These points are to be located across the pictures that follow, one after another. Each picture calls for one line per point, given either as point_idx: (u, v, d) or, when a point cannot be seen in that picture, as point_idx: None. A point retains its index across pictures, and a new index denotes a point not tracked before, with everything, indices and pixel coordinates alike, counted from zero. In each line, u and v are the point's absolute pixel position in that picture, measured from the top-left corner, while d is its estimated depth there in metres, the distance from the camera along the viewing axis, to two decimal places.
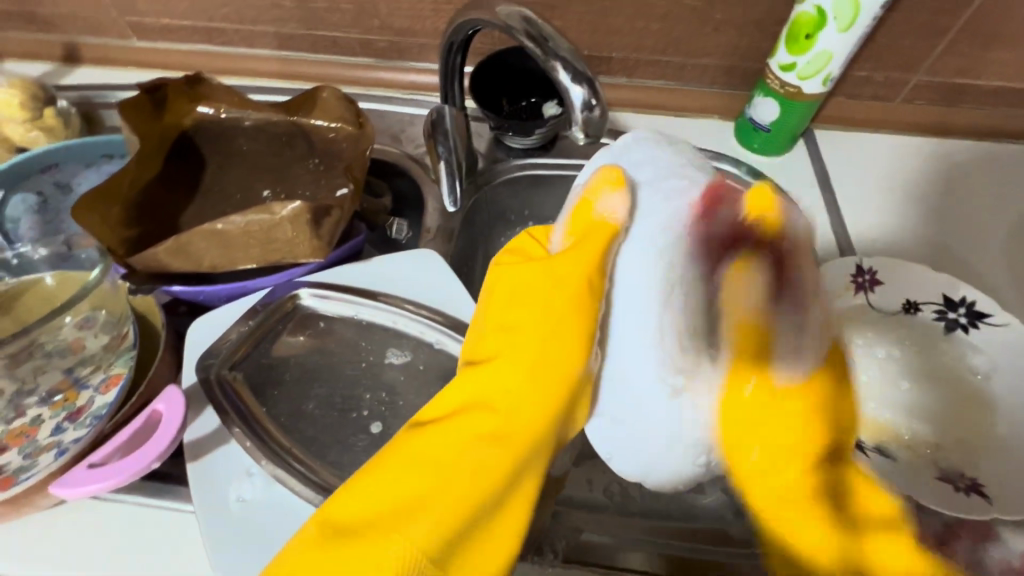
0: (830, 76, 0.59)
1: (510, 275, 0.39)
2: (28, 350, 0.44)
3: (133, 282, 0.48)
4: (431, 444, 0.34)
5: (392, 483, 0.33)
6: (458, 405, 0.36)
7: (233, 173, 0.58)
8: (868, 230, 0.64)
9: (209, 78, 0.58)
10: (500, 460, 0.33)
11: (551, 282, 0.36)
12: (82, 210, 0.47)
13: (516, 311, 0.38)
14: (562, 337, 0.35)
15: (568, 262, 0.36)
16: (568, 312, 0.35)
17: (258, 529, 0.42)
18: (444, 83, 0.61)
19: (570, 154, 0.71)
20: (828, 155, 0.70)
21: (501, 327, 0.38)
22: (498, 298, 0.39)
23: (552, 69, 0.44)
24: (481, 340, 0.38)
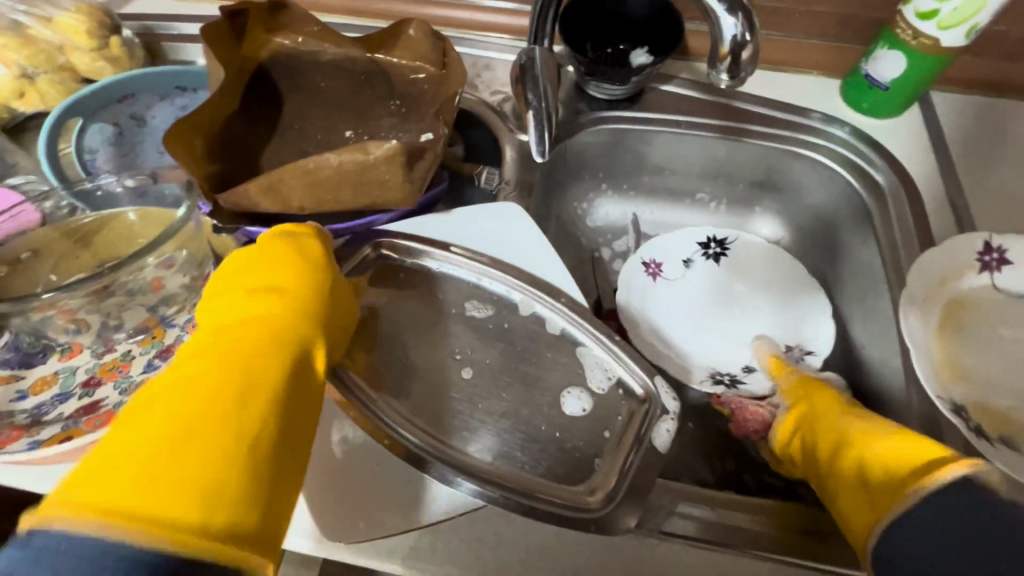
0: (976, 26, 0.52)
1: (252, 260, 0.42)
2: (112, 286, 0.43)
3: (218, 220, 0.46)
4: (171, 391, 0.32)
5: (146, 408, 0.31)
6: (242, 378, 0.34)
7: (312, 112, 0.55)
8: (989, 204, 0.58)
9: (291, 5, 0.54)
10: (205, 437, 0.29)
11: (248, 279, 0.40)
12: (171, 141, 0.45)
13: (259, 303, 0.39)
14: (261, 313, 0.38)
15: (240, 271, 0.41)
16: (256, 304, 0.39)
17: (353, 477, 0.41)
18: (537, 18, 0.57)
19: (658, 109, 0.66)
20: (946, 120, 0.63)
21: (247, 315, 0.38)
22: (216, 297, 0.40)
23: None
24: (212, 308, 0.39)
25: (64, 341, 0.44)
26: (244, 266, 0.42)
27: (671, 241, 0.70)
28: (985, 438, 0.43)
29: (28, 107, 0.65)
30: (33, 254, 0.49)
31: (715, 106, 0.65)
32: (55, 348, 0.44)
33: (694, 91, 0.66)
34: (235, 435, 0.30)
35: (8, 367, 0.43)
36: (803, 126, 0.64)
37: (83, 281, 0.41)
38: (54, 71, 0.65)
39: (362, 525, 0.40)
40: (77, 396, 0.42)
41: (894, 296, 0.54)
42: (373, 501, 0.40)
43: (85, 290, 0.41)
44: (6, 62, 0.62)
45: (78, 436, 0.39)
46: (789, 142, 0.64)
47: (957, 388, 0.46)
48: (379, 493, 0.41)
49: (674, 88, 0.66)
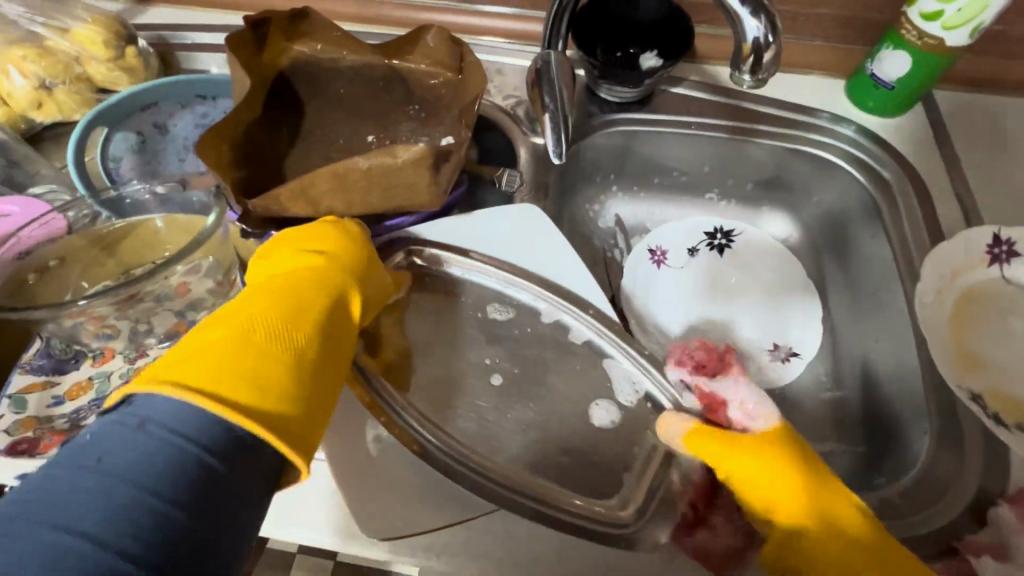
0: (980, 26, 0.54)
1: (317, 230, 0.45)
2: (140, 294, 0.44)
3: (248, 226, 0.46)
4: (239, 309, 0.36)
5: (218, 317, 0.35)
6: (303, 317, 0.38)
7: (332, 117, 0.56)
8: (994, 199, 0.60)
9: (312, 13, 0.55)
10: (258, 343, 0.33)
11: (292, 243, 0.43)
12: (202, 146, 0.47)
13: (318, 260, 0.42)
14: (304, 269, 0.41)
15: (284, 236, 0.44)
16: (299, 263, 0.41)
17: (391, 476, 0.42)
18: (552, 23, 0.58)
19: (668, 110, 0.67)
20: (950, 118, 0.64)
21: (314, 264, 0.41)
22: (263, 258, 0.43)
23: None
24: (259, 266, 0.42)
25: (96, 347, 0.45)
26: (287, 233, 0.44)
27: (674, 233, 0.72)
28: (1003, 425, 0.45)
29: (46, 117, 0.66)
30: (61, 261, 0.49)
31: (725, 107, 0.67)
32: (88, 354, 0.45)
33: (705, 93, 0.68)
34: (280, 364, 0.33)
35: (42, 373, 0.44)
36: (813, 126, 0.65)
37: (115, 289, 0.42)
38: (71, 81, 0.65)
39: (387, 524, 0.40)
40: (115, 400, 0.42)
41: (907, 289, 0.56)
42: (412, 500, 0.41)
43: (113, 298, 0.42)
44: (24, 73, 0.63)
45: None
46: (797, 142, 0.65)
47: (972, 378, 0.48)
48: (418, 492, 0.42)
49: (683, 90, 0.68)
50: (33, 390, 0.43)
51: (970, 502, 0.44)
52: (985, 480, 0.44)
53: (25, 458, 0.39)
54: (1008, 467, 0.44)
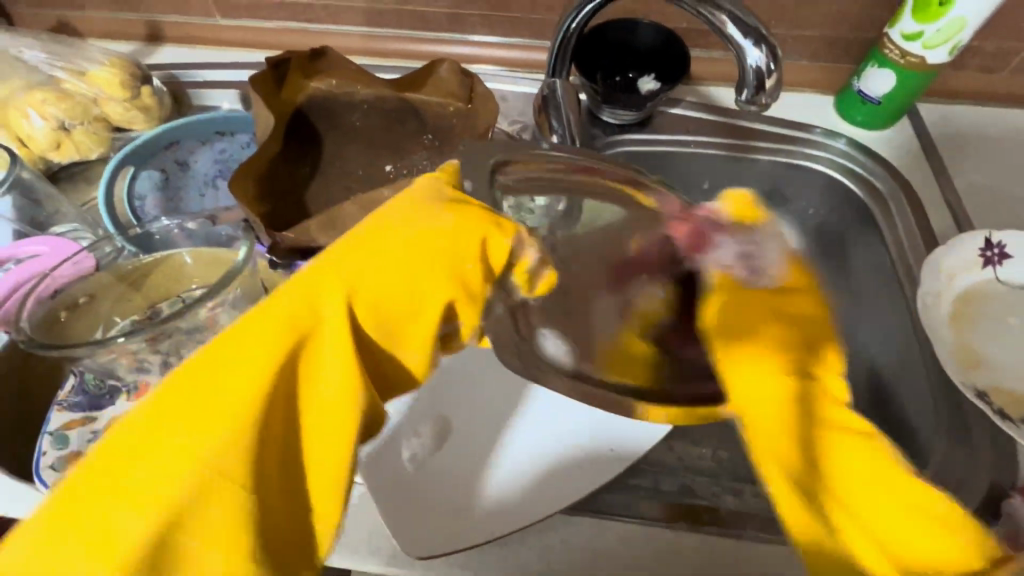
0: (959, 44, 0.57)
1: (400, 214, 0.31)
2: (168, 329, 0.43)
3: (275, 256, 0.48)
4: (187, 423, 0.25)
5: (166, 425, 0.24)
6: (309, 406, 0.28)
7: (349, 149, 0.58)
8: (979, 206, 0.63)
9: (329, 52, 0.57)
10: (229, 529, 0.25)
11: (301, 312, 0.28)
12: (237, 180, 0.49)
13: (423, 303, 0.30)
14: (302, 379, 0.28)
15: (298, 293, 0.28)
16: (300, 359, 0.28)
17: (430, 489, 0.43)
18: (556, 53, 0.61)
19: (667, 131, 0.70)
20: (934, 129, 0.68)
21: (378, 296, 0.29)
22: (248, 325, 0.27)
23: (721, 24, 0.40)
24: (240, 337, 0.27)
25: (131, 381, 0.45)
26: (305, 284, 0.29)
27: None
28: (1010, 420, 0.47)
29: (64, 156, 0.67)
30: (90, 297, 0.50)
31: (723, 126, 0.70)
32: (122, 389, 0.45)
33: (702, 113, 0.71)
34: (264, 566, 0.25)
35: (80, 410, 0.44)
36: (808, 142, 0.68)
37: (146, 327, 0.41)
38: (89, 122, 0.67)
39: (420, 541, 0.41)
40: None
41: (908, 293, 0.58)
42: (449, 513, 0.42)
43: (146, 334, 0.42)
44: (44, 115, 0.64)
45: None
46: (793, 158, 0.68)
47: (975, 376, 0.50)
48: (454, 504, 0.43)
49: (681, 110, 0.71)
50: (73, 426, 0.43)
51: (983, 498, 0.46)
52: (997, 474, 0.46)
53: None
54: (1018, 462, 0.46)
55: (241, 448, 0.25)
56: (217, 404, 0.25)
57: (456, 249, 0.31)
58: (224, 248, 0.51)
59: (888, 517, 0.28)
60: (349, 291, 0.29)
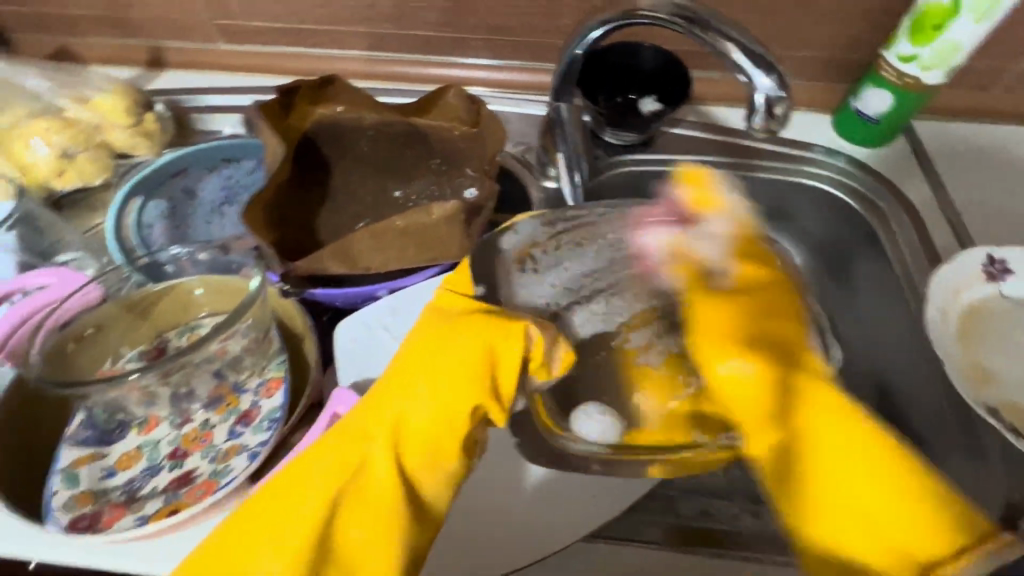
0: (953, 66, 0.59)
1: (423, 343, 0.39)
2: (178, 364, 0.42)
3: (288, 285, 0.49)
4: (274, 522, 0.34)
5: (250, 527, 0.34)
6: (358, 515, 0.35)
7: (359, 177, 0.59)
8: (978, 221, 0.64)
9: (338, 80, 0.57)
10: None
11: (360, 438, 0.36)
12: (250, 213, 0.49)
13: (446, 434, 0.37)
14: (352, 498, 0.35)
15: (358, 420, 0.37)
16: (352, 480, 0.35)
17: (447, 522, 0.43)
18: (563, 78, 0.61)
19: (668, 150, 0.71)
20: (930, 146, 0.70)
21: (411, 429, 0.36)
22: (321, 448, 0.37)
23: (728, 53, 0.42)
24: (311, 459, 0.36)
25: (140, 415, 0.44)
26: (367, 410, 0.38)
27: None
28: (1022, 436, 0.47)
29: (67, 183, 0.66)
30: (98, 329, 0.49)
31: (723, 146, 0.71)
32: (132, 423, 0.44)
33: (703, 132, 0.72)
34: None
35: (90, 446, 0.43)
36: (808, 160, 0.69)
37: (156, 363, 0.40)
38: (92, 149, 0.66)
39: (441, 562, 0.42)
40: (166, 469, 0.42)
41: (913, 308, 0.59)
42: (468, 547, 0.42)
43: (158, 371, 0.41)
44: (48, 144, 0.64)
45: (184, 509, 0.39)
46: (795, 175, 0.69)
47: (986, 392, 0.50)
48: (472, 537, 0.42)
49: (682, 130, 0.72)
50: (83, 464, 0.42)
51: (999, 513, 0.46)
52: None
53: (88, 534, 0.38)
54: None
55: (297, 557, 0.33)
56: (286, 514, 0.34)
57: (461, 379, 0.37)
58: (237, 278, 0.50)
59: (864, 506, 0.35)
60: (389, 422, 0.36)
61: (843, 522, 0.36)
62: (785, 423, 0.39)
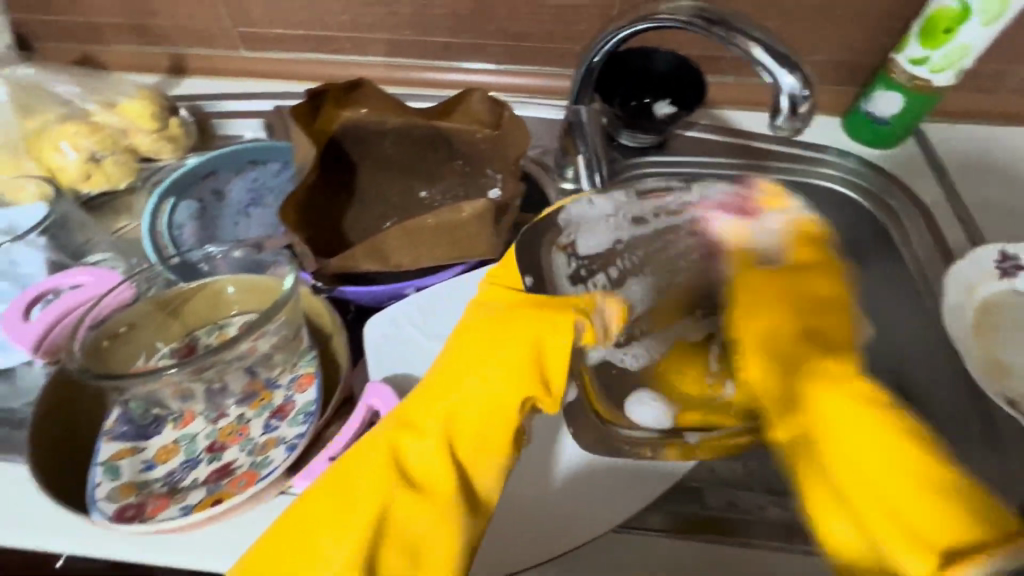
0: (963, 68, 0.61)
1: (469, 334, 0.42)
2: (211, 361, 0.43)
3: (321, 282, 0.50)
4: (330, 505, 0.36)
5: (316, 514, 0.35)
6: (410, 509, 0.36)
7: (384, 179, 0.60)
8: (989, 221, 0.66)
9: (364, 84, 0.59)
10: None
11: (421, 420, 0.38)
12: (287, 213, 0.51)
13: (497, 423, 0.38)
14: (413, 491, 0.36)
15: (417, 405, 0.39)
16: (416, 471, 0.37)
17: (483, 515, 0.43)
18: (581, 84, 0.62)
19: (684, 152, 0.72)
20: (940, 148, 0.71)
21: (468, 424, 0.38)
22: (380, 434, 0.38)
23: (753, 53, 0.43)
24: (371, 446, 0.38)
25: (176, 410, 0.45)
26: (427, 392, 0.40)
27: None
28: None
29: (94, 187, 0.68)
30: (132, 327, 0.50)
31: (737, 148, 0.72)
32: (168, 417, 0.45)
33: (717, 134, 0.73)
34: None
35: (127, 439, 0.44)
36: (820, 161, 0.70)
37: (193, 358, 0.41)
38: (119, 153, 0.67)
39: (481, 551, 0.42)
40: (205, 462, 0.43)
41: (928, 305, 0.60)
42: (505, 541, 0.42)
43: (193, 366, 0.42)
44: (76, 147, 0.65)
45: (226, 499, 0.40)
46: (809, 176, 0.70)
47: (1004, 385, 0.52)
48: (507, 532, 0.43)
49: (696, 133, 0.73)
50: (123, 456, 0.43)
51: None
52: None
53: (135, 523, 0.39)
54: None
55: (353, 543, 0.34)
56: (346, 500, 0.36)
57: (512, 367, 0.39)
58: (267, 276, 0.51)
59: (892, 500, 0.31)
60: (447, 406, 0.39)
61: (858, 515, 0.32)
62: (854, 418, 0.35)
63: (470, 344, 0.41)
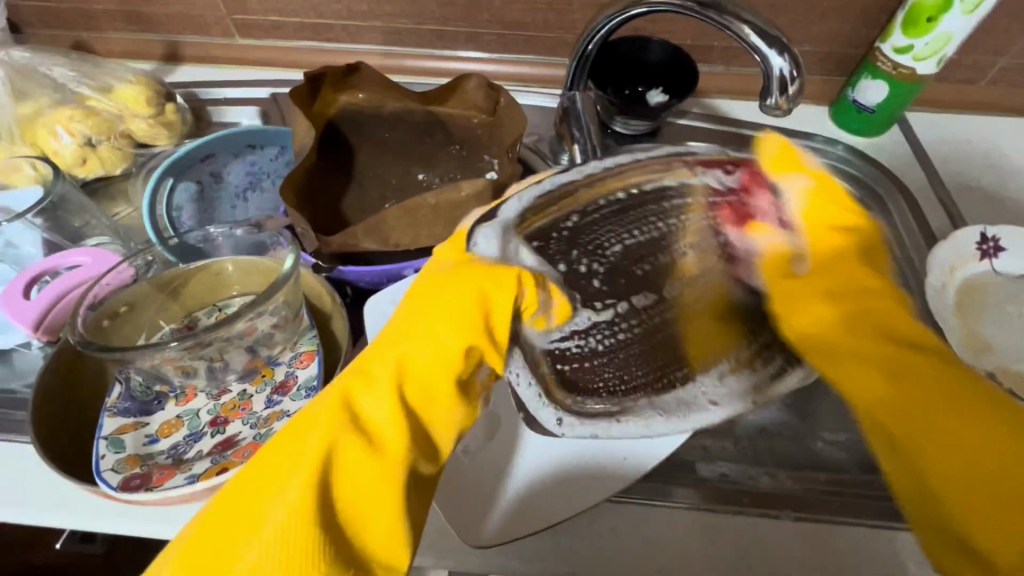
0: (945, 57, 0.62)
1: (426, 286, 0.37)
2: (209, 338, 0.43)
3: (321, 261, 0.51)
4: (265, 463, 0.32)
5: (237, 508, 0.31)
6: (350, 467, 0.32)
7: (380, 160, 0.61)
8: (969, 206, 0.68)
9: (362, 67, 0.60)
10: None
11: (374, 372, 0.34)
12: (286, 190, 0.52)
13: (445, 376, 0.35)
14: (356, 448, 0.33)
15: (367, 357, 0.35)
16: (365, 429, 0.33)
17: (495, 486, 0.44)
18: (575, 69, 0.64)
19: (677, 140, 0.74)
20: (924, 137, 0.73)
21: (420, 377, 0.35)
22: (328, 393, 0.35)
23: (745, 35, 0.44)
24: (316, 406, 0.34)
25: (178, 386, 0.46)
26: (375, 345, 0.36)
27: None
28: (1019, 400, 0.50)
29: (89, 172, 0.68)
30: (131, 306, 0.50)
31: (728, 135, 0.74)
32: (170, 394, 0.46)
33: (708, 123, 0.75)
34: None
35: (131, 415, 0.44)
36: (808, 149, 0.72)
37: (189, 336, 0.41)
38: (114, 138, 0.68)
39: (498, 519, 0.43)
40: (209, 435, 0.44)
41: (912, 286, 0.62)
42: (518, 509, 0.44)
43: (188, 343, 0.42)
44: (72, 132, 0.65)
45: (232, 468, 0.41)
46: None
47: (984, 360, 0.53)
48: (518, 501, 0.44)
49: (688, 121, 0.75)
50: (127, 430, 0.43)
51: None
52: None
53: (142, 491, 0.39)
54: None
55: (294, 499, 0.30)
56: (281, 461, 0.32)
57: (459, 319, 0.35)
58: (267, 259, 0.52)
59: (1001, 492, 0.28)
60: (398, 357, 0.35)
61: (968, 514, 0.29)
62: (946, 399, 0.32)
63: (425, 292, 0.37)
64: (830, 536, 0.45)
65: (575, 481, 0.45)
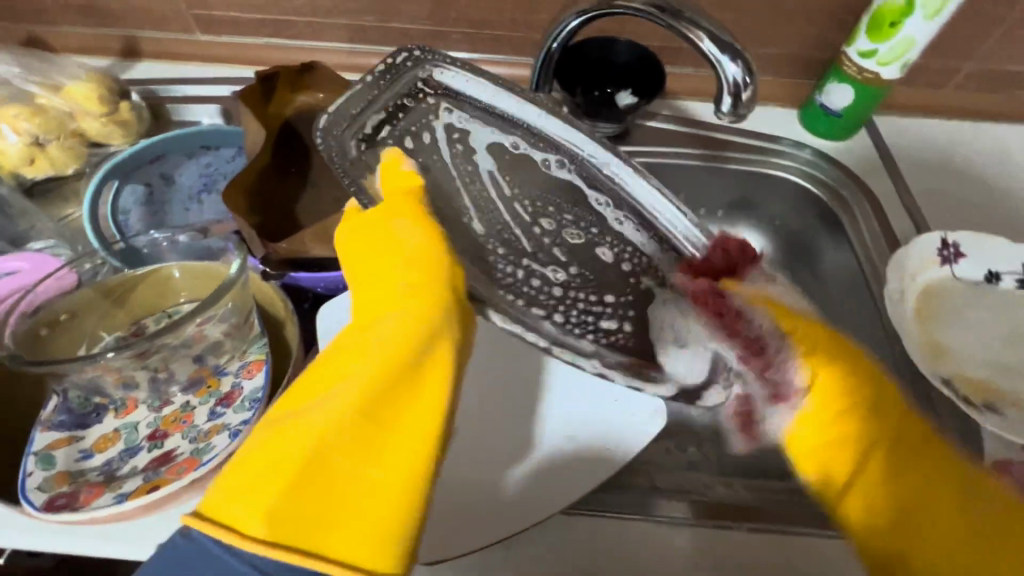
0: (908, 62, 0.62)
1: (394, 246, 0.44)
2: (154, 347, 0.42)
3: (269, 268, 0.49)
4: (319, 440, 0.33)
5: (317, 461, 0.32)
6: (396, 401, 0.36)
7: (336, 163, 0.59)
8: (933, 210, 0.68)
9: (318, 66, 0.58)
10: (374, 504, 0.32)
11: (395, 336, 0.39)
12: (233, 198, 0.50)
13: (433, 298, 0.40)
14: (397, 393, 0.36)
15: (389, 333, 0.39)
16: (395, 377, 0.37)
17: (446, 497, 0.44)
18: (540, 70, 0.62)
19: (645, 142, 0.73)
20: (890, 141, 0.73)
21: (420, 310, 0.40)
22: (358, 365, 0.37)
23: (701, 40, 0.43)
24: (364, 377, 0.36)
25: (118, 397, 0.44)
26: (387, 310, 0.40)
27: None
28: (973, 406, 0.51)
29: (38, 172, 0.65)
30: (72, 315, 0.48)
31: (695, 137, 0.73)
32: (109, 406, 0.44)
33: (677, 124, 0.74)
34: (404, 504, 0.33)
35: (66, 428, 0.43)
36: (777, 152, 0.72)
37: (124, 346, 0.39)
38: (64, 137, 0.65)
39: (452, 534, 0.42)
40: (146, 449, 0.42)
41: (874, 290, 0.62)
42: (465, 520, 0.43)
43: (128, 353, 0.40)
44: (17, 130, 0.62)
45: (164, 485, 0.39)
46: (763, 166, 0.72)
47: (941, 365, 0.54)
48: (466, 512, 0.43)
49: (658, 123, 0.74)
50: (59, 446, 0.42)
51: None
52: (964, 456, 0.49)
53: (66, 512, 0.38)
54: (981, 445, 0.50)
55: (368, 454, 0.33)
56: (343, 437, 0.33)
57: (423, 282, 0.41)
58: (219, 263, 0.50)
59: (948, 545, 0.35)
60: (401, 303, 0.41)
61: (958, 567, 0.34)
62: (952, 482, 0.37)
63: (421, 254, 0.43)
64: (785, 547, 0.44)
65: (531, 491, 0.44)
